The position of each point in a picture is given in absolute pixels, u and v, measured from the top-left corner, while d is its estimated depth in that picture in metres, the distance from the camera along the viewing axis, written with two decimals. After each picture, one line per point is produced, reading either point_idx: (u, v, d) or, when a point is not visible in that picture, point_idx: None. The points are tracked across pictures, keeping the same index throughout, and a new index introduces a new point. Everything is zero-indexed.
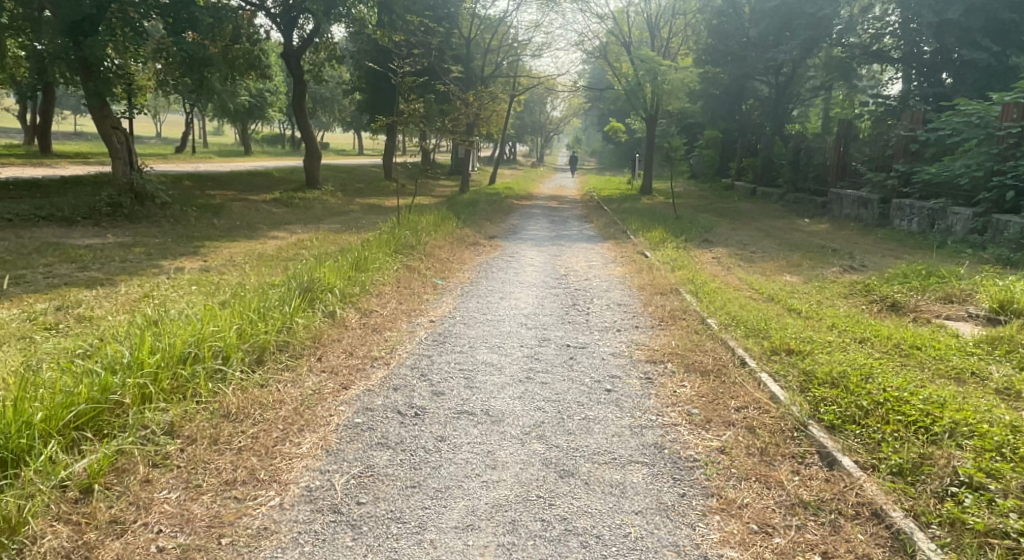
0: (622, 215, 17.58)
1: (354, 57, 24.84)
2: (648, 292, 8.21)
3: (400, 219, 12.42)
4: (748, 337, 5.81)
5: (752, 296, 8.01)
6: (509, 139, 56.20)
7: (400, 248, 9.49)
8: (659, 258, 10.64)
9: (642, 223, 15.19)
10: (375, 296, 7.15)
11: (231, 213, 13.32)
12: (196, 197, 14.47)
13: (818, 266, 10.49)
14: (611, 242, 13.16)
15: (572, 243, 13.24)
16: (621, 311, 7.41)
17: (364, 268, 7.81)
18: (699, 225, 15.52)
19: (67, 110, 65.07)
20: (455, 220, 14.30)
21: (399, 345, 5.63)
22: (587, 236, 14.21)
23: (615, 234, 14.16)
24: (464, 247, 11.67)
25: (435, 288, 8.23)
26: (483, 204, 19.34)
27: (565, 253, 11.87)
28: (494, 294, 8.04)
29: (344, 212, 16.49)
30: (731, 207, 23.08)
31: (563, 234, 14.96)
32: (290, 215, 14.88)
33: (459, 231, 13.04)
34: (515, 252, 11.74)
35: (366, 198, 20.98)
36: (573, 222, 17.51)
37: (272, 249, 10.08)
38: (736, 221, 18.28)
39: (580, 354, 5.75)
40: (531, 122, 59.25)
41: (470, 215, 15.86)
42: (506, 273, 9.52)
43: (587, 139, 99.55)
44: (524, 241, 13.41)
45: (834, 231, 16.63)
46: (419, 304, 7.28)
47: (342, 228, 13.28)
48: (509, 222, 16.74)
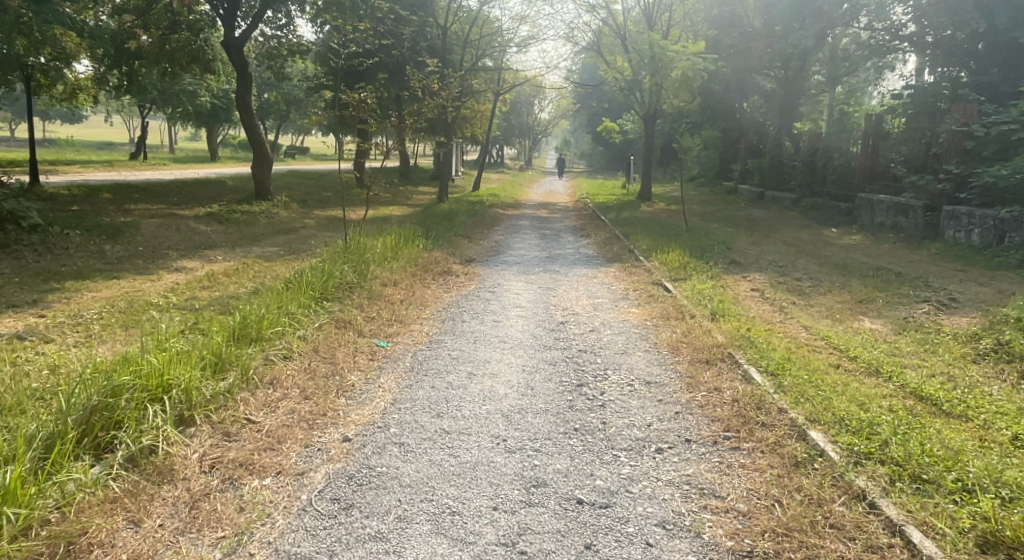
0: (622, 228, 15.02)
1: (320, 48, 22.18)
2: (686, 359, 5.59)
3: (349, 241, 9.77)
4: (913, 493, 3.18)
5: (844, 365, 5.38)
6: (495, 140, 53.40)
7: (332, 291, 6.80)
8: (684, 292, 8.04)
9: (652, 239, 12.61)
10: (260, 390, 4.47)
11: (138, 236, 10.71)
12: (104, 216, 11.84)
13: (896, 302, 7.92)
14: (614, 266, 10.62)
15: (568, 267, 10.65)
16: (654, 402, 4.74)
17: (258, 337, 5.13)
18: (719, 241, 12.95)
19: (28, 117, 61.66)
20: (422, 239, 11.63)
21: (261, 523, 3.00)
22: (587, 259, 11.56)
23: (617, 255, 11.59)
24: (427, 278, 9.02)
25: (372, 358, 5.54)
26: (461, 217, 16.68)
27: (558, 282, 9.26)
28: (459, 369, 5.34)
29: (292, 229, 13.86)
30: (742, 215, 20.57)
31: (555, 253, 12.34)
32: (220, 234, 12.18)
33: (423, 254, 10.41)
34: (496, 282, 9.09)
35: (328, 210, 18.33)
36: (566, 237, 14.92)
37: (163, 293, 7.45)
38: (755, 233, 15.83)
39: (602, 530, 3.07)
40: (519, 124, 56.53)
41: (442, 232, 13.24)
42: (480, 323, 6.85)
43: (576, 141, 96.88)
44: (507, 265, 10.76)
45: (873, 244, 14.16)
46: (334, 397, 4.61)
47: (278, 253, 10.66)
48: (491, 238, 14.09)
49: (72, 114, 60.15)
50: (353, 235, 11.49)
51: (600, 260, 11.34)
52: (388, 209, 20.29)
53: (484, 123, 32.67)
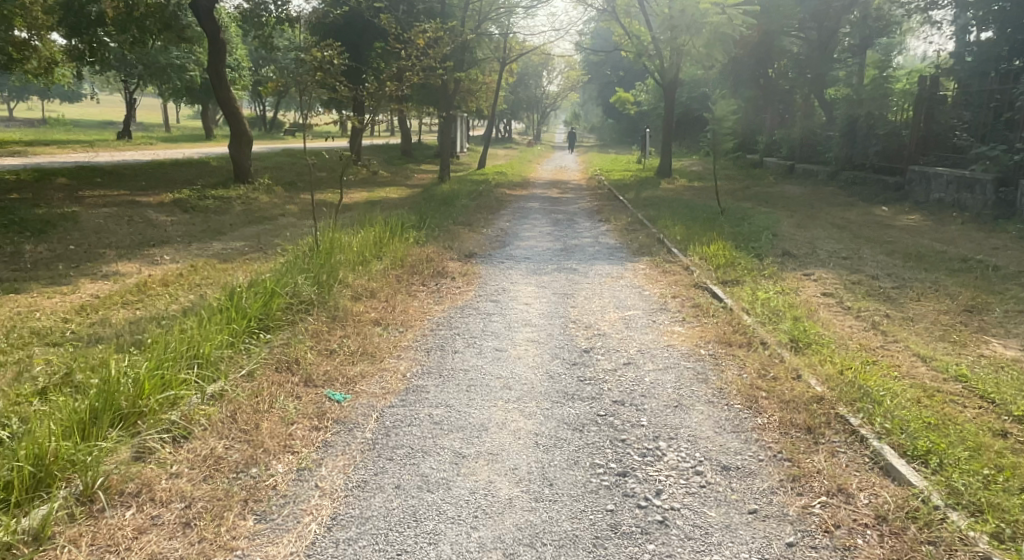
0: (646, 211, 13.21)
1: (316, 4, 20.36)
2: (772, 418, 3.83)
3: (320, 237, 8.02)
4: None
5: (1014, 434, 3.63)
6: (503, 114, 51.33)
7: (278, 315, 5.07)
8: (741, 302, 6.28)
9: (684, 225, 10.82)
10: (108, 520, 2.79)
11: (73, 231, 9.07)
12: (44, 207, 10.23)
13: (1019, 311, 6.13)
14: (638, 262, 8.84)
15: (589, 263, 8.87)
16: (743, 514, 3.01)
17: (134, 408, 3.39)
18: (760, 225, 11.14)
19: (22, 98, 60.02)
20: (414, 230, 9.90)
21: None
22: (608, 251, 9.80)
23: (641, 247, 9.81)
24: (414, 285, 7.28)
25: (317, 426, 3.83)
26: (464, 200, 14.90)
27: (575, 286, 7.51)
28: (442, 446, 3.63)
29: (267, 217, 12.16)
30: (774, 192, 18.70)
31: (570, 244, 10.57)
32: (179, 226, 10.50)
33: (411, 250, 8.66)
34: (501, 288, 7.38)
35: (317, 193, 16.64)
36: (581, 223, 13.15)
37: (67, 314, 5.77)
38: (795, 213, 13.99)
39: None
40: (528, 97, 54.31)
41: (438, 220, 11.48)
42: (478, 355, 5.12)
43: (586, 116, 94.38)
44: (514, 261, 9.02)
45: (937, 224, 12.29)
46: (236, 519, 2.90)
47: (239, 250, 8.96)
48: (496, 225, 12.35)
49: (70, 93, 58.58)
50: (331, 228, 9.76)
51: (625, 253, 9.57)
52: (384, 192, 18.57)
53: (489, 95, 30.70)
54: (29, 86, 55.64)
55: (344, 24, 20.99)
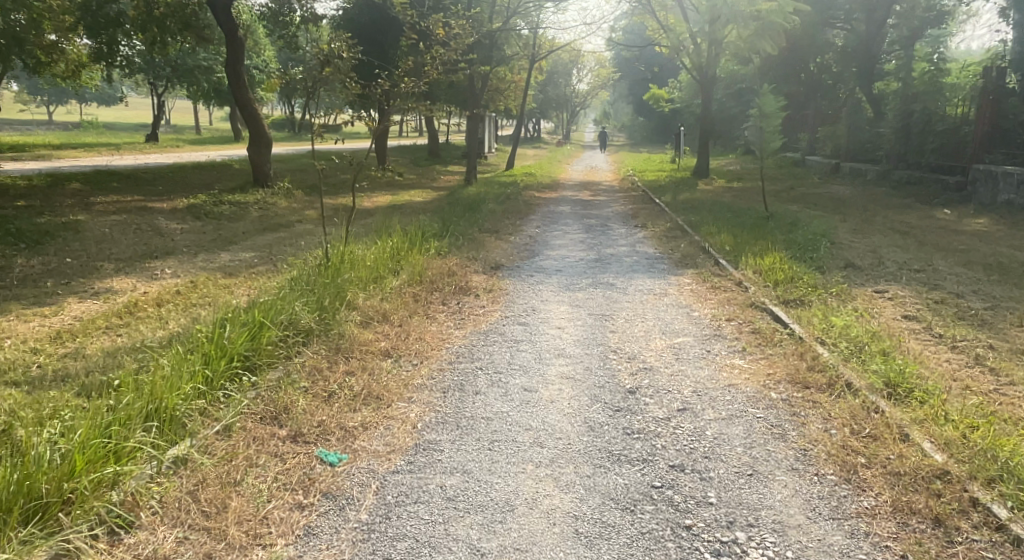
0: (686, 216, 12.35)
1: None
2: (881, 502, 2.98)
3: (332, 249, 7.29)
4: None
5: None
6: (532, 113, 50.58)
7: (269, 351, 4.32)
8: (810, 327, 5.41)
9: (730, 233, 9.93)
10: None
11: (72, 242, 8.43)
12: (46, 215, 9.63)
13: None
14: (683, 276, 7.98)
15: (628, 277, 8.04)
16: None
17: (58, 493, 2.64)
18: (814, 232, 10.22)
19: (57, 102, 60.80)
20: (436, 239, 9.19)
21: None
22: (649, 262, 8.96)
23: (685, 257, 8.95)
24: (433, 305, 6.53)
25: (302, 504, 3.05)
26: (491, 205, 14.17)
27: (613, 306, 6.69)
28: (455, 538, 2.83)
29: (284, 224, 11.50)
30: (821, 193, 17.63)
31: (605, 254, 9.74)
32: (188, 234, 9.87)
33: (432, 263, 7.90)
34: (530, 309, 6.60)
35: (339, 198, 16.01)
36: (616, 229, 12.30)
37: (36, 344, 5.07)
38: (848, 218, 12.99)
39: None
40: (557, 97, 53.37)
41: (463, 228, 10.73)
42: (503, 399, 4.32)
43: (616, 114, 93.26)
44: (545, 274, 8.25)
45: (1008, 229, 11.24)
46: None
47: (248, 262, 8.27)
48: (525, 232, 11.57)
49: (100, 97, 58.86)
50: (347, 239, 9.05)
51: (668, 265, 8.73)
52: (408, 195, 17.90)
53: (518, 93, 29.90)
54: (60, 88, 55.92)
55: (368, 22, 20.36)
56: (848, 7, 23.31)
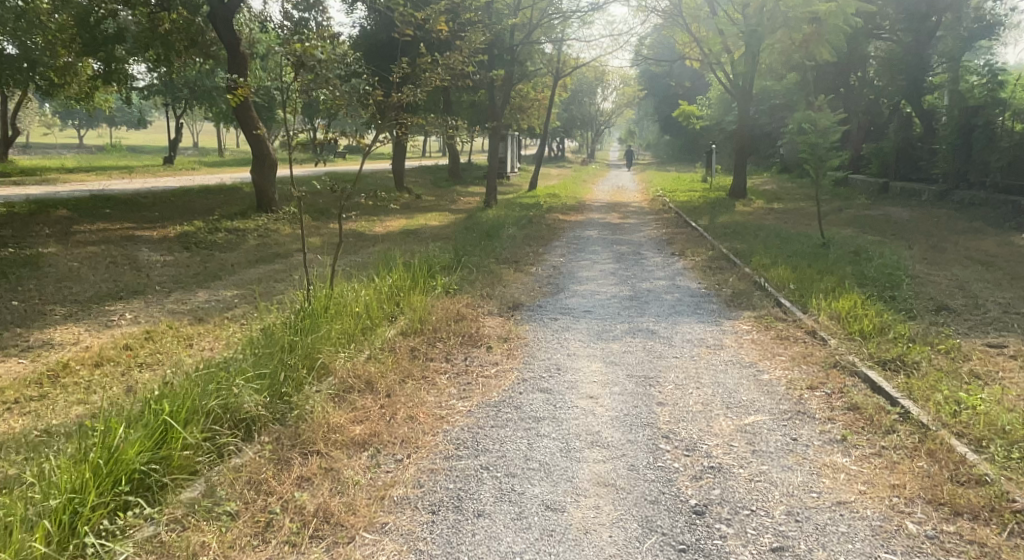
0: (730, 244, 11.08)
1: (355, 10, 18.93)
2: None
3: (315, 291, 6.08)
4: None
5: None
6: (556, 132, 49.56)
7: (185, 460, 3.10)
8: (930, 404, 4.15)
9: (787, 265, 8.66)
10: None
11: (28, 281, 7.31)
12: (12, 247, 8.59)
13: None
14: (736, 321, 6.68)
15: (671, 321, 6.75)
16: None
17: None
18: (883, 264, 8.93)
19: (79, 126, 60.90)
20: (449, 274, 8.03)
21: None
22: (693, 301, 7.67)
23: (737, 297, 7.66)
24: (434, 364, 5.29)
25: None
26: (513, 230, 13.03)
27: (656, 365, 5.39)
28: None
29: (281, 254, 10.37)
30: (874, 216, 16.25)
31: (641, 290, 8.46)
32: (170, 267, 8.78)
33: (436, 306, 6.67)
34: (554, 368, 5.33)
35: (349, 222, 14.94)
36: (650, 258, 11.04)
37: None
38: (913, 246, 11.67)
39: None
40: (581, 115, 52.23)
41: (477, 258, 9.52)
42: (516, 530, 3.00)
43: (641, 132, 92.19)
44: (574, 317, 7.00)
45: None
46: None
47: (225, 304, 7.09)
48: (551, 262, 10.38)
49: (122, 120, 58.79)
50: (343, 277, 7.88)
51: (717, 305, 7.46)
52: (424, 219, 16.81)
53: (542, 111, 28.82)
54: (83, 111, 55.75)
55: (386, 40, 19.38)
56: (894, 18, 22.06)
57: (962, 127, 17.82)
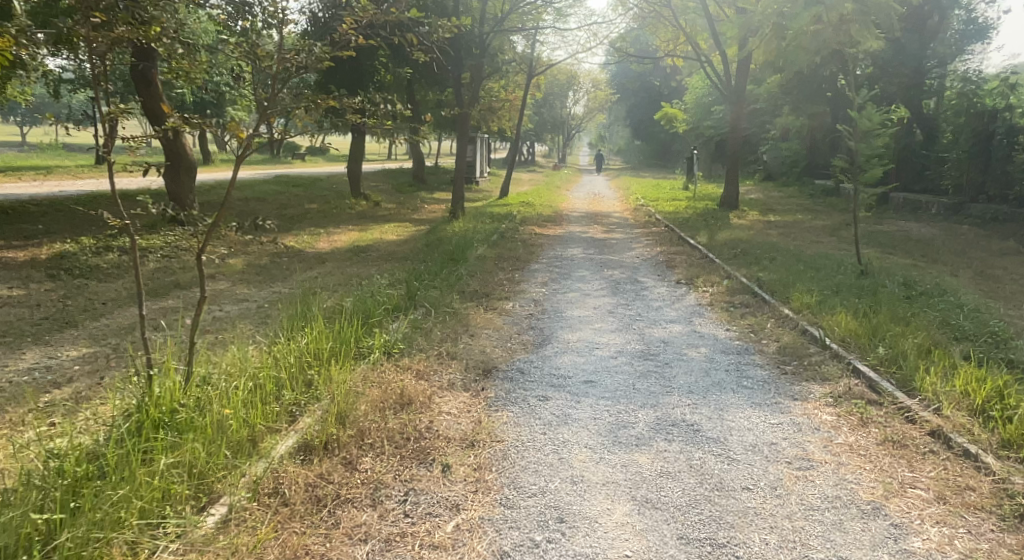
0: (749, 272, 9.13)
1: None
2: None
3: (165, 374, 3.79)
4: None
5: None
6: (526, 134, 47.65)
7: None
8: None
9: (841, 307, 6.69)
10: None
11: None
12: None
13: None
14: (809, 405, 4.62)
15: (715, 405, 4.62)
16: None
17: None
18: (956, 304, 7.07)
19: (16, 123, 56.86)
20: (395, 323, 5.86)
21: None
22: (731, 365, 5.58)
23: (791, 360, 5.62)
24: (350, 519, 3.08)
25: None
26: (483, 249, 10.94)
27: (720, 512, 3.25)
28: None
29: (184, 282, 8.06)
30: (890, 232, 14.54)
31: (653, 341, 6.34)
32: (11, 306, 6.43)
33: (365, 387, 4.43)
34: (554, 520, 3.17)
35: (289, 236, 12.67)
36: (651, 286, 9.02)
37: None
38: (961, 275, 9.91)
39: None
40: (552, 119, 50.22)
41: (437, 292, 7.33)
42: None
43: (611, 137, 90.98)
44: (571, 395, 4.82)
45: None
46: None
47: (54, 375, 4.79)
48: (531, 294, 8.30)
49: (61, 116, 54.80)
50: (246, 336, 5.64)
51: (767, 371, 5.40)
52: (381, 231, 14.60)
53: (512, 112, 26.72)
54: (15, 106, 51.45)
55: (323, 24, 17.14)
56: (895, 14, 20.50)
57: (978, 133, 16.35)
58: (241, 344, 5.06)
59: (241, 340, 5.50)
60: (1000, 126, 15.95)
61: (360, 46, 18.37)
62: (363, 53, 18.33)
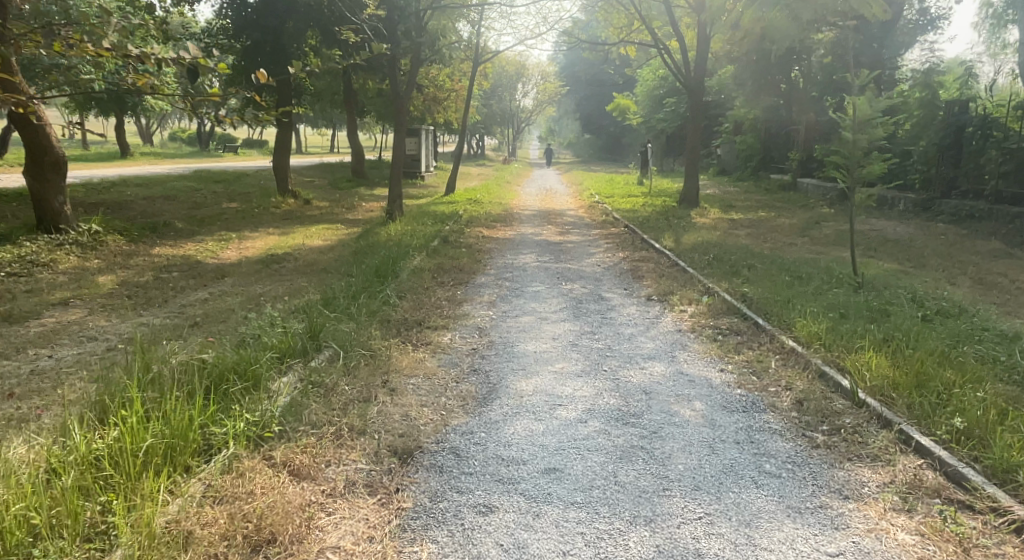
0: (730, 285, 7.79)
1: (193, 3, 16.59)
2: None
3: None
4: None
5: None
6: (474, 126, 45.98)
7: None
8: None
9: (863, 340, 5.35)
10: None
11: None
12: None
13: None
14: (871, 512, 3.20)
15: (736, 517, 3.16)
16: None
17: None
18: (990, 329, 5.85)
19: None
20: (285, 381, 4.27)
21: None
22: (740, 432, 4.11)
23: (817, 423, 4.21)
24: None
25: None
26: (420, 259, 9.37)
27: None
28: None
29: (25, 313, 6.26)
30: (864, 231, 13.51)
31: (632, 392, 4.83)
32: None
33: (200, 517, 2.81)
34: None
35: (193, 243, 10.84)
36: (619, 304, 7.58)
37: None
38: (960, 284, 8.80)
39: None
40: (502, 111, 48.52)
41: (352, 325, 5.71)
42: None
43: (560, 130, 89.80)
44: (524, 501, 3.29)
45: None
46: None
47: None
48: (475, 319, 6.76)
49: None
50: (61, 409, 3.95)
51: (791, 444, 3.95)
52: (306, 235, 12.85)
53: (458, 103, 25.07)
54: None
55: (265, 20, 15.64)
56: None
57: (948, 125, 15.43)
58: (26, 433, 3.36)
59: (48, 418, 3.81)
60: (972, 117, 15.03)
61: (285, 26, 16.50)
62: (291, 34, 16.48)
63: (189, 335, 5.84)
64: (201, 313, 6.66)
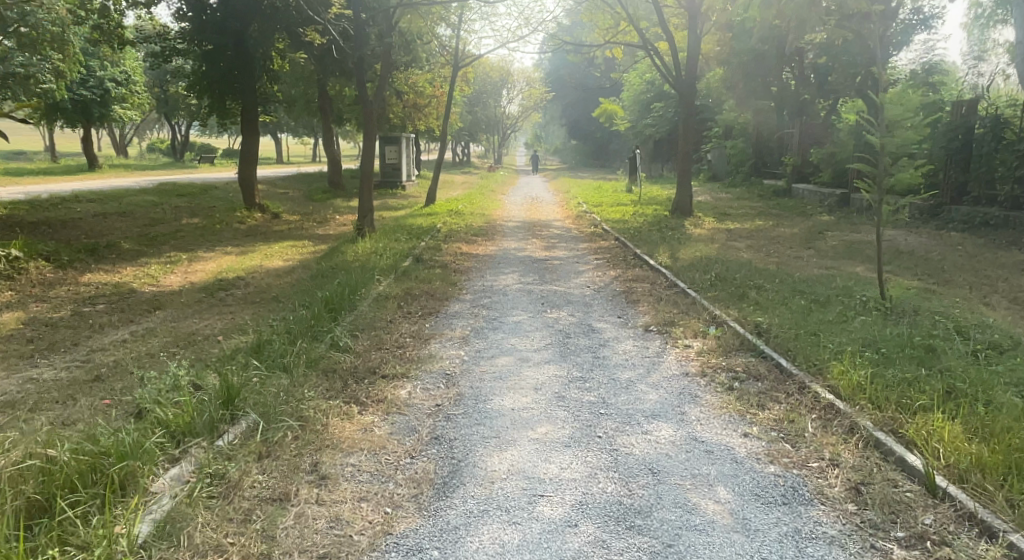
0: (740, 314, 6.74)
1: (149, 4, 15.41)
2: None
3: None
4: None
5: None
6: (458, 133, 44.91)
7: None
8: None
9: (920, 395, 4.28)
10: None
11: None
12: None
13: None
14: None
15: None
16: None
17: None
18: None
19: None
20: (162, 488, 3.17)
21: None
22: (786, 545, 3.06)
23: (885, 527, 3.16)
24: None
25: None
26: (386, 284, 8.27)
27: None
28: None
29: None
30: (873, 241, 12.54)
31: (636, 472, 3.75)
32: None
33: None
34: None
35: (132, 267, 9.69)
36: (612, 338, 6.50)
37: None
38: (997, 305, 7.77)
39: None
40: (486, 118, 47.46)
41: (281, 382, 4.58)
42: None
43: (546, 137, 88.83)
44: None
45: None
46: None
47: None
48: (440, 363, 5.64)
49: None
50: None
51: None
52: (266, 254, 11.72)
53: (437, 109, 23.99)
54: None
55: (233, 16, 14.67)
56: None
57: (956, 128, 14.50)
58: None
59: None
60: (982, 118, 14.11)
61: (249, 27, 15.36)
62: (256, 35, 15.35)
63: (79, 400, 4.69)
64: (107, 363, 5.51)
